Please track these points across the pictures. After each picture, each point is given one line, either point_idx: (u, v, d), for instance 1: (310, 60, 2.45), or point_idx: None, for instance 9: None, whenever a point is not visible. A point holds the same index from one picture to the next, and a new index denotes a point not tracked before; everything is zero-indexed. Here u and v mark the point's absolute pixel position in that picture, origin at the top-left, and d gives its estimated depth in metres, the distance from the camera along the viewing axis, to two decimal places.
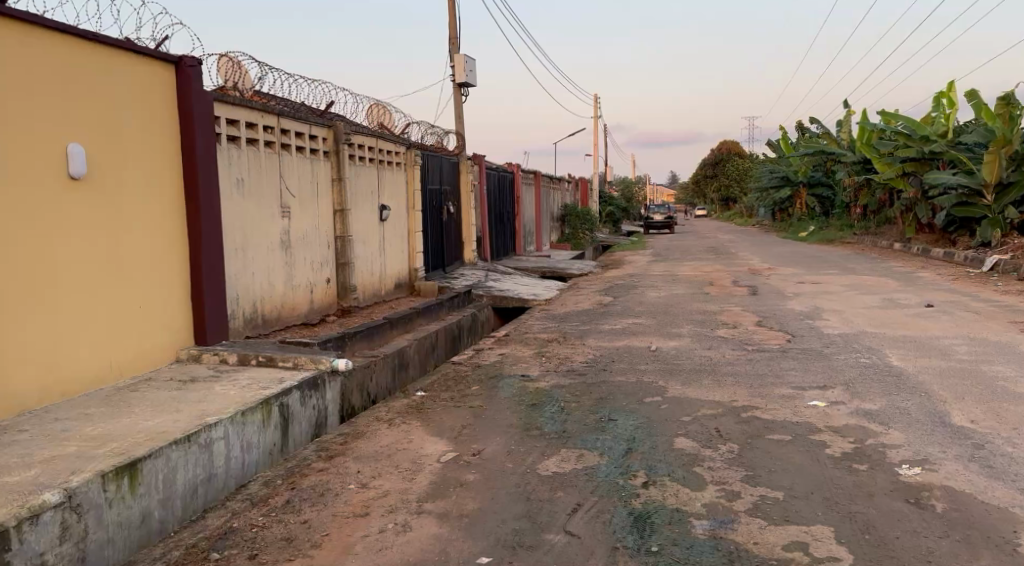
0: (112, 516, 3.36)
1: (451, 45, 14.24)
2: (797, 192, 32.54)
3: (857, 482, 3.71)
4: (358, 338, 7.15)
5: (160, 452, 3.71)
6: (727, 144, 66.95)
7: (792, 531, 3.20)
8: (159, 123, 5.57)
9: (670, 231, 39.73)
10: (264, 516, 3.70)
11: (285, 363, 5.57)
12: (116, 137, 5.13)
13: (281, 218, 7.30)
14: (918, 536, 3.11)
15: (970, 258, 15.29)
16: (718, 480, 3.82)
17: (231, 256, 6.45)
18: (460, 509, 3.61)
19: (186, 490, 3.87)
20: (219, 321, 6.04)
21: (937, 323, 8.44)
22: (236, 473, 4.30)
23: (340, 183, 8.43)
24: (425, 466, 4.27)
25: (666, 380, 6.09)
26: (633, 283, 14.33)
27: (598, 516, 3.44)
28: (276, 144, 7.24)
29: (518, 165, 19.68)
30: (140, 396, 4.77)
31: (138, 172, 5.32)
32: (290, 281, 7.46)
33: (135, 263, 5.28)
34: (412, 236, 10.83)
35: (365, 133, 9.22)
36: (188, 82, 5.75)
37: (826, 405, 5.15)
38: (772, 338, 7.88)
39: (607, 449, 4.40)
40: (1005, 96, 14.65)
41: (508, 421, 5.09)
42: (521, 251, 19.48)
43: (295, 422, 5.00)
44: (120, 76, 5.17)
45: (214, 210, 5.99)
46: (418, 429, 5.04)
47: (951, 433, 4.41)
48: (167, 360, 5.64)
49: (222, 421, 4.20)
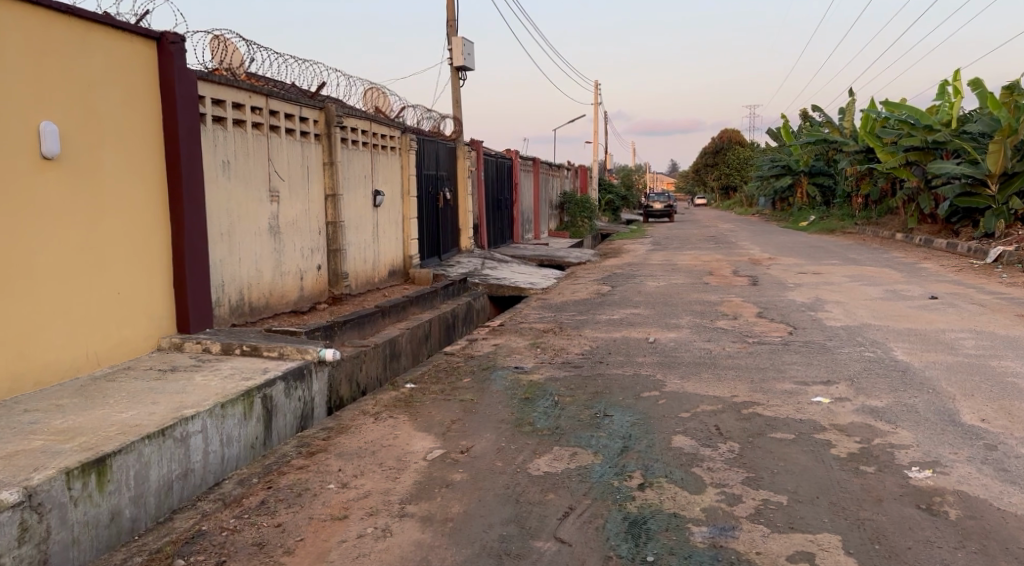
0: (78, 515, 3.16)
1: (449, 27, 13.95)
2: (798, 181, 32.30)
3: (865, 486, 3.50)
4: (349, 327, 6.94)
5: (131, 447, 3.50)
6: (728, 133, 66.17)
7: (797, 540, 3.00)
8: (139, 102, 5.31)
9: (670, 220, 39.46)
10: (236, 519, 3.50)
11: (270, 353, 5.33)
12: (94, 113, 4.89)
13: (270, 203, 7.07)
14: (932, 546, 2.91)
15: (975, 250, 15.07)
16: (717, 482, 3.62)
17: (216, 241, 6.22)
18: (444, 512, 3.41)
19: (160, 487, 3.67)
20: (202, 309, 5.82)
21: (943, 316, 8.22)
22: (214, 468, 4.10)
23: (332, 168, 8.19)
24: (410, 464, 4.07)
25: (665, 374, 5.88)
26: (631, 272, 14.13)
27: (591, 521, 3.24)
28: (264, 126, 6.99)
29: (515, 151, 19.38)
30: (117, 386, 4.55)
31: (117, 152, 5.08)
32: (279, 268, 7.24)
33: (113, 247, 5.04)
34: (407, 223, 10.60)
35: (358, 116, 8.94)
36: (170, 59, 5.50)
37: (831, 402, 4.94)
38: (773, 331, 7.68)
39: (601, 448, 4.19)
40: (1011, 85, 14.44)
41: (499, 417, 4.89)
42: (518, 238, 19.21)
43: (278, 415, 4.78)
44: (98, 51, 4.92)
45: (198, 193, 5.75)
46: (405, 425, 4.84)
47: (962, 433, 4.20)
48: (148, 349, 5.42)
49: (200, 414, 3.99)
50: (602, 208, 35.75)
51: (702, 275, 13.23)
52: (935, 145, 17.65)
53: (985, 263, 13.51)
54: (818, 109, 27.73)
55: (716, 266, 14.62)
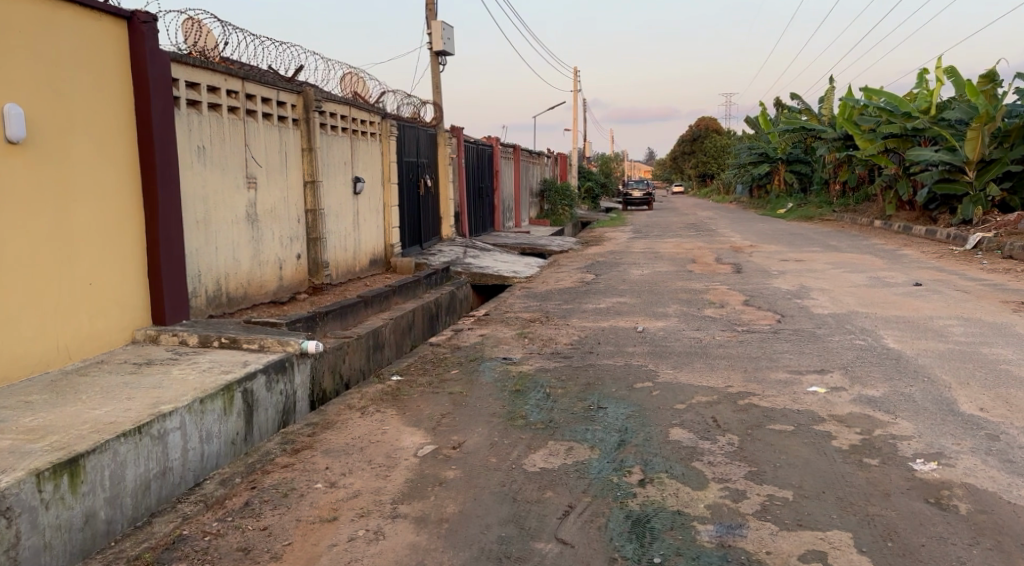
0: (49, 519, 2.97)
1: (428, 11, 13.66)
2: (776, 168, 32.45)
3: (870, 480, 3.42)
4: (330, 317, 6.74)
5: (106, 446, 3.30)
6: (706, 121, 66.67)
7: (808, 539, 2.90)
8: (110, 85, 5.06)
9: (648, 207, 39.54)
10: (219, 522, 3.33)
11: (250, 345, 5.14)
12: (62, 97, 4.64)
13: (247, 189, 6.83)
14: (946, 543, 2.82)
15: (953, 236, 15.18)
16: (720, 477, 3.51)
17: (192, 230, 5.98)
18: (439, 513, 3.26)
19: (138, 487, 3.48)
20: (178, 299, 5.59)
21: (928, 303, 8.20)
22: (194, 467, 3.91)
23: (311, 155, 7.94)
24: (400, 461, 3.91)
25: (657, 364, 5.76)
26: (615, 260, 14.01)
27: (593, 520, 3.12)
28: (241, 110, 6.74)
29: (495, 139, 19.15)
30: (89, 381, 4.33)
31: (88, 137, 4.84)
32: (257, 257, 7.01)
33: (83, 235, 4.80)
34: (388, 210, 10.40)
35: (338, 101, 8.70)
36: (142, 40, 5.24)
37: (827, 392, 4.86)
38: (761, 319, 7.60)
39: (598, 442, 4.07)
40: (988, 73, 14.56)
41: (491, 410, 4.75)
42: (498, 227, 18.99)
43: (259, 409, 4.59)
44: (65, 30, 4.67)
45: (173, 181, 5.51)
46: (393, 419, 4.68)
47: (964, 423, 4.13)
48: (122, 342, 5.19)
49: (178, 410, 3.80)
50: (581, 196, 35.48)
51: (685, 262, 13.16)
52: (914, 132, 17.67)
53: (964, 249, 13.61)
54: (797, 97, 27.80)
55: (699, 254, 14.56)
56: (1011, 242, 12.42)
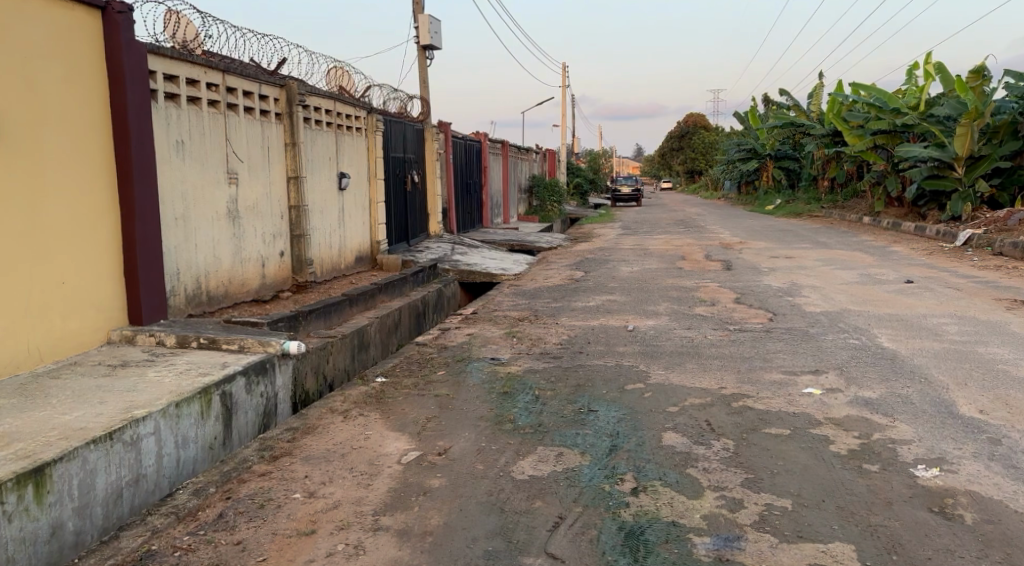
0: (13, 532, 2.80)
1: (414, 5, 13.45)
2: (763, 165, 32.49)
3: (871, 487, 3.29)
4: (314, 317, 6.56)
5: (74, 454, 3.12)
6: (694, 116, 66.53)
7: (809, 552, 2.77)
8: (84, 77, 4.85)
9: (636, 204, 39.49)
10: (191, 536, 3.17)
11: (229, 346, 4.96)
12: (32, 89, 4.43)
13: (228, 185, 6.63)
14: (953, 556, 2.70)
15: (943, 233, 15.15)
16: (715, 485, 3.38)
17: (170, 227, 5.79)
18: (423, 525, 3.11)
19: (109, 496, 3.31)
20: (155, 297, 5.40)
21: (921, 301, 8.11)
22: (169, 473, 3.74)
23: (294, 149, 7.74)
24: (383, 469, 3.76)
25: (648, 364, 5.63)
26: (603, 257, 13.88)
27: (584, 533, 2.97)
28: (221, 104, 6.54)
29: (483, 135, 18.94)
30: (60, 385, 4.14)
31: (59, 131, 4.63)
32: (238, 254, 6.82)
33: (55, 232, 4.59)
34: (374, 207, 10.21)
35: (322, 95, 8.50)
36: (117, 30, 5.03)
37: (822, 393, 4.74)
38: (752, 317, 7.50)
39: (589, 447, 3.93)
40: (977, 69, 14.51)
41: (478, 414, 4.59)
42: (485, 224, 18.80)
43: (238, 413, 4.42)
44: (35, 20, 4.46)
45: (149, 176, 5.32)
46: (376, 423, 4.52)
47: (963, 426, 4.02)
48: (97, 342, 4.99)
49: (152, 414, 3.63)
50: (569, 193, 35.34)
51: (674, 260, 13.03)
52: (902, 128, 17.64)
53: (955, 246, 13.57)
54: (785, 93, 27.81)
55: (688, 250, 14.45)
56: (1001, 239, 12.39)
